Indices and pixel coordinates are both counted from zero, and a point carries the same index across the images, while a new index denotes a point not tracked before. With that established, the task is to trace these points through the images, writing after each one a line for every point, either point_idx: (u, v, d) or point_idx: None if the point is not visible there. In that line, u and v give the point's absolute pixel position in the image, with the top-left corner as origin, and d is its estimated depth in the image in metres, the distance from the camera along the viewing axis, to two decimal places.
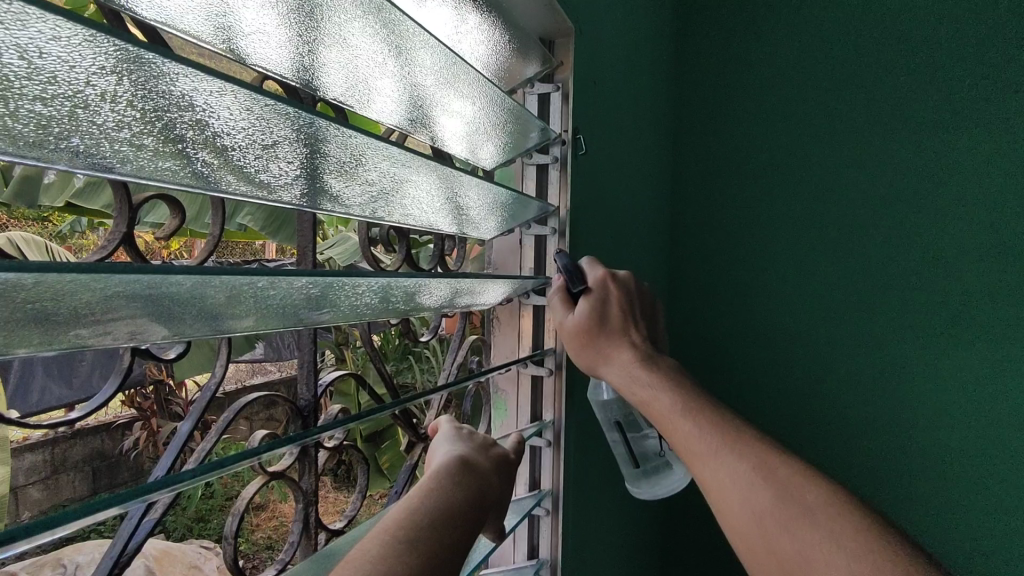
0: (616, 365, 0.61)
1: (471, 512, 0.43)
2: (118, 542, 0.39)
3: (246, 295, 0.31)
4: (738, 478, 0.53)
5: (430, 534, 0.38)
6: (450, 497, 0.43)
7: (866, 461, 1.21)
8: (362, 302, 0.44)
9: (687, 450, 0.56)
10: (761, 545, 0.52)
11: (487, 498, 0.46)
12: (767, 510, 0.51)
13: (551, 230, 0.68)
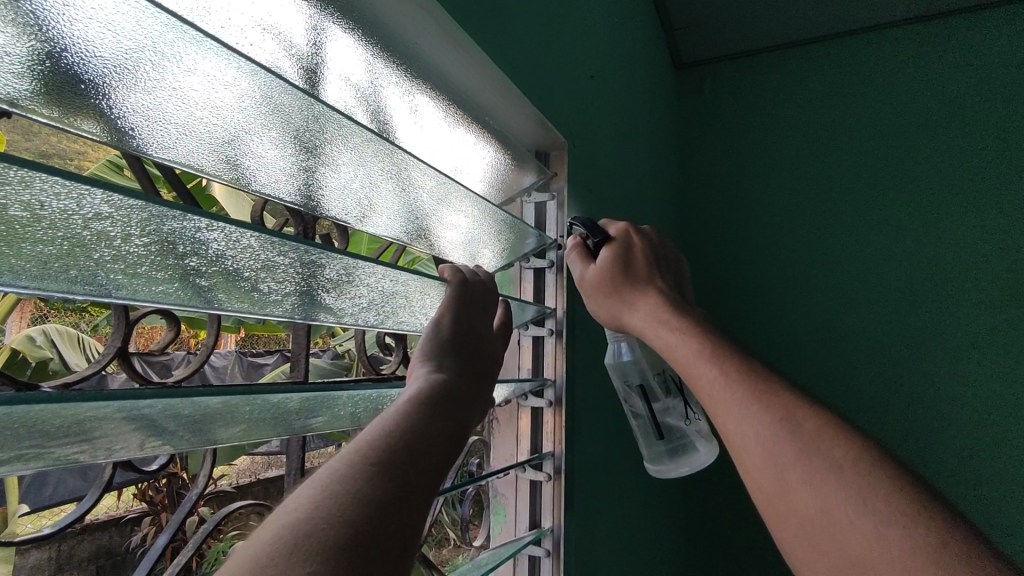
0: (637, 313, 0.61)
1: (431, 438, 0.36)
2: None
3: (226, 411, 0.32)
4: (761, 428, 0.48)
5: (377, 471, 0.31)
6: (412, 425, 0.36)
7: None
8: (352, 412, 0.44)
9: (710, 395, 0.52)
10: (784, 506, 0.46)
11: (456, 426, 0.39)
12: (791, 463, 0.45)
13: (548, 331, 0.69)
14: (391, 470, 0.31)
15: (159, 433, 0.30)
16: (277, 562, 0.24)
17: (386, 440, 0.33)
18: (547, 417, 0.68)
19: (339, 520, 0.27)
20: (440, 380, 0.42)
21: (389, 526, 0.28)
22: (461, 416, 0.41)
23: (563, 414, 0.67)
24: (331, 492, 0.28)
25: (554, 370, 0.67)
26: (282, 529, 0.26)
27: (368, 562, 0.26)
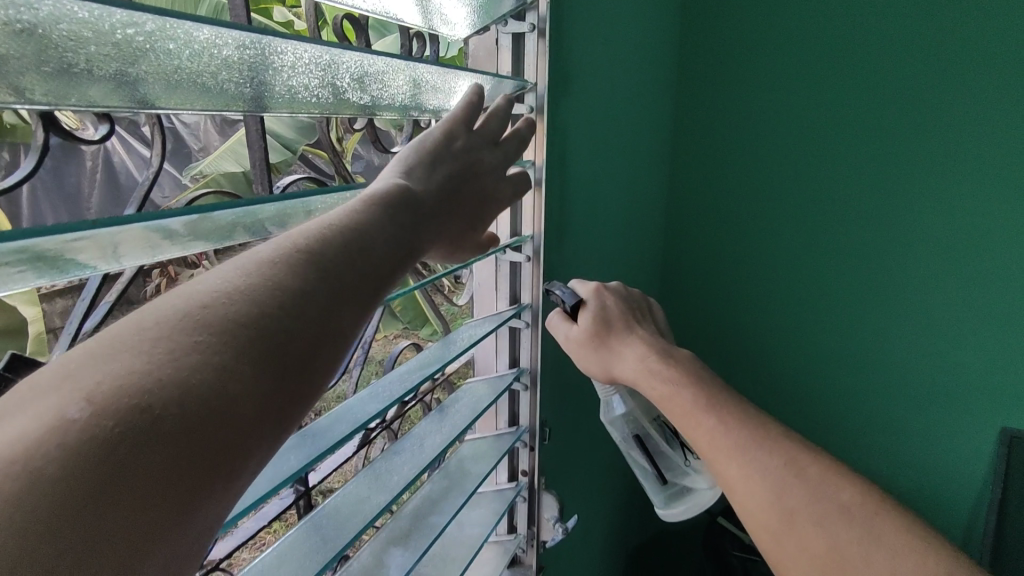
0: (627, 363, 0.64)
1: (381, 244, 0.36)
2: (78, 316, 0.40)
3: (141, 45, 0.27)
4: (766, 474, 0.53)
5: (305, 259, 0.31)
6: (364, 224, 0.36)
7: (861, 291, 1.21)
8: (305, 89, 0.38)
9: (709, 448, 0.57)
10: (786, 540, 0.51)
11: (416, 233, 0.39)
12: (798, 507, 0.51)
13: (530, 27, 0.60)
14: (326, 265, 0.32)
15: (65, 67, 0.26)
16: (170, 335, 0.26)
17: (324, 232, 0.33)
18: (529, 125, 0.64)
19: (248, 312, 0.28)
20: (395, 185, 0.41)
21: (309, 323, 0.30)
22: (418, 225, 0.40)
23: (545, 121, 0.63)
24: (245, 276, 0.29)
25: (537, 73, 0.61)
26: (187, 307, 0.28)
27: (268, 364, 0.28)
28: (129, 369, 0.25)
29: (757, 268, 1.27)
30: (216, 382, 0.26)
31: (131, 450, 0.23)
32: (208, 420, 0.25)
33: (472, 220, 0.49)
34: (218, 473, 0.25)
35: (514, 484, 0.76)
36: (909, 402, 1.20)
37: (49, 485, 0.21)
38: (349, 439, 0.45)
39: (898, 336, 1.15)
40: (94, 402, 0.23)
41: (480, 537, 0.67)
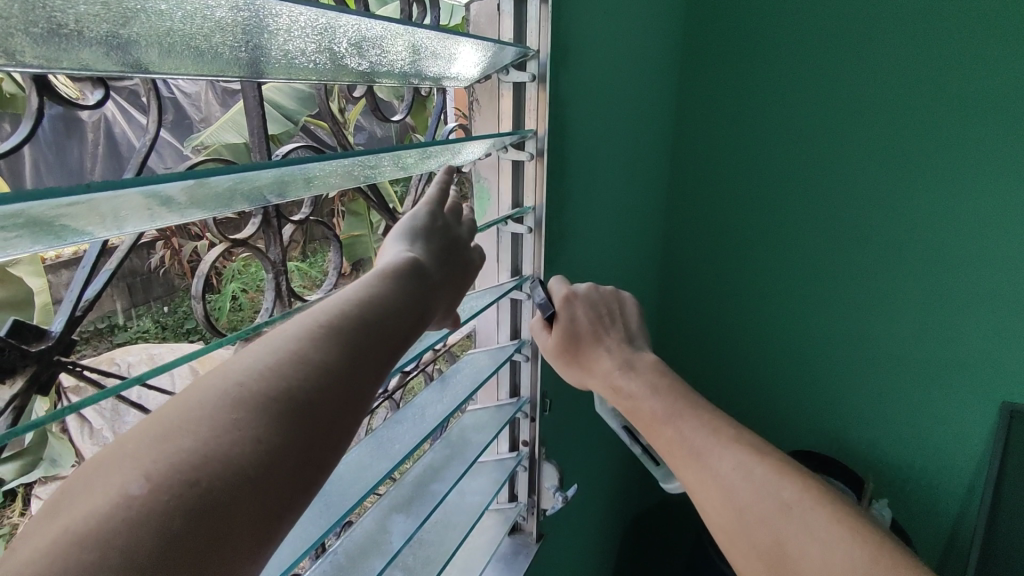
0: (596, 379, 0.66)
1: (394, 315, 0.41)
2: (76, 285, 0.39)
3: (133, 7, 0.27)
4: (715, 475, 0.56)
5: (326, 335, 0.36)
6: (379, 298, 0.41)
7: (863, 264, 1.21)
8: (301, 51, 0.38)
9: (670, 453, 0.60)
10: (736, 535, 0.54)
11: (423, 301, 0.45)
12: (742, 503, 0.54)
13: None
14: (344, 337, 0.37)
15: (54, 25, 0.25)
16: (210, 414, 0.31)
17: (341, 306, 0.39)
18: (531, 95, 0.63)
19: (277, 388, 0.33)
20: (405, 258, 0.47)
21: (333, 399, 0.35)
22: (426, 293, 0.46)
23: (547, 91, 0.61)
24: (274, 354, 0.34)
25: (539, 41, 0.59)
26: (225, 387, 0.32)
27: (298, 434, 0.32)
28: (178, 448, 0.29)
29: (757, 237, 1.30)
30: (254, 454, 0.30)
31: (185, 519, 0.27)
32: (248, 490, 0.29)
33: (468, 275, 0.54)
34: (258, 538, 0.29)
35: (515, 454, 0.77)
36: (897, 366, 1.26)
37: (121, 557, 0.24)
38: None
39: (899, 301, 1.21)
40: (151, 479, 0.27)
41: (481, 505, 0.68)
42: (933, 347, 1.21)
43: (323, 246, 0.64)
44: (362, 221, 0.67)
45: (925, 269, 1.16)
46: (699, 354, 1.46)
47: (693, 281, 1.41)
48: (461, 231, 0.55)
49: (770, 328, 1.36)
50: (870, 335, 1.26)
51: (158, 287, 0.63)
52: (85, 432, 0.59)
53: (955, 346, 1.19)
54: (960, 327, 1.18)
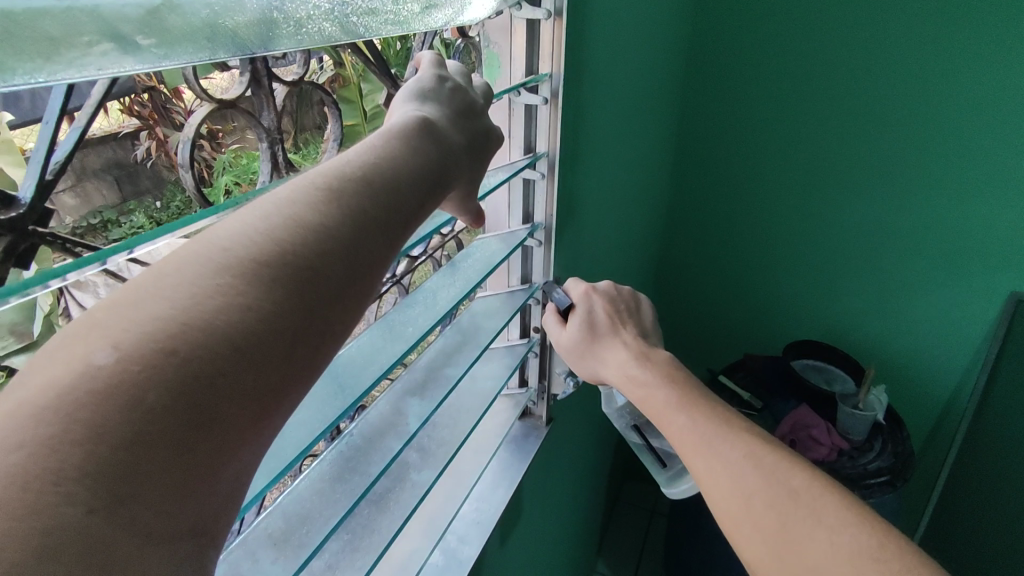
0: (612, 368, 0.66)
1: (402, 181, 0.37)
2: (42, 146, 0.34)
3: None
4: (727, 460, 0.55)
5: (323, 198, 0.33)
6: (385, 162, 0.37)
7: (887, 156, 1.16)
8: None
9: (679, 441, 0.59)
10: (745, 521, 0.52)
11: (437, 170, 0.40)
12: (752, 490, 0.52)
13: None
14: (344, 201, 0.33)
15: None
16: (192, 279, 0.28)
17: (339, 166, 0.34)
18: None
19: (267, 254, 0.29)
20: (414, 117, 0.41)
21: (336, 270, 0.31)
22: (439, 157, 0.41)
23: None
24: (266, 215, 0.31)
25: None
26: (207, 252, 0.29)
27: (294, 304, 0.29)
28: (155, 313, 0.26)
29: (776, 127, 1.22)
30: (242, 323, 0.27)
31: (162, 392, 0.25)
32: (239, 363, 0.27)
33: (485, 145, 0.48)
34: (254, 413, 0.28)
35: (526, 341, 0.76)
36: (907, 261, 1.24)
37: (88, 430, 0.23)
38: None
39: (922, 192, 1.16)
40: (121, 347, 0.25)
41: (494, 390, 0.68)
42: (952, 235, 1.18)
43: (317, 136, 0.53)
44: (355, 109, 0.56)
45: (952, 161, 1.11)
46: (705, 250, 1.42)
47: (707, 175, 1.33)
48: (474, 95, 0.49)
49: (781, 224, 1.31)
50: (889, 223, 1.21)
51: (147, 180, 0.40)
52: None
53: (971, 241, 1.17)
54: (980, 224, 1.14)
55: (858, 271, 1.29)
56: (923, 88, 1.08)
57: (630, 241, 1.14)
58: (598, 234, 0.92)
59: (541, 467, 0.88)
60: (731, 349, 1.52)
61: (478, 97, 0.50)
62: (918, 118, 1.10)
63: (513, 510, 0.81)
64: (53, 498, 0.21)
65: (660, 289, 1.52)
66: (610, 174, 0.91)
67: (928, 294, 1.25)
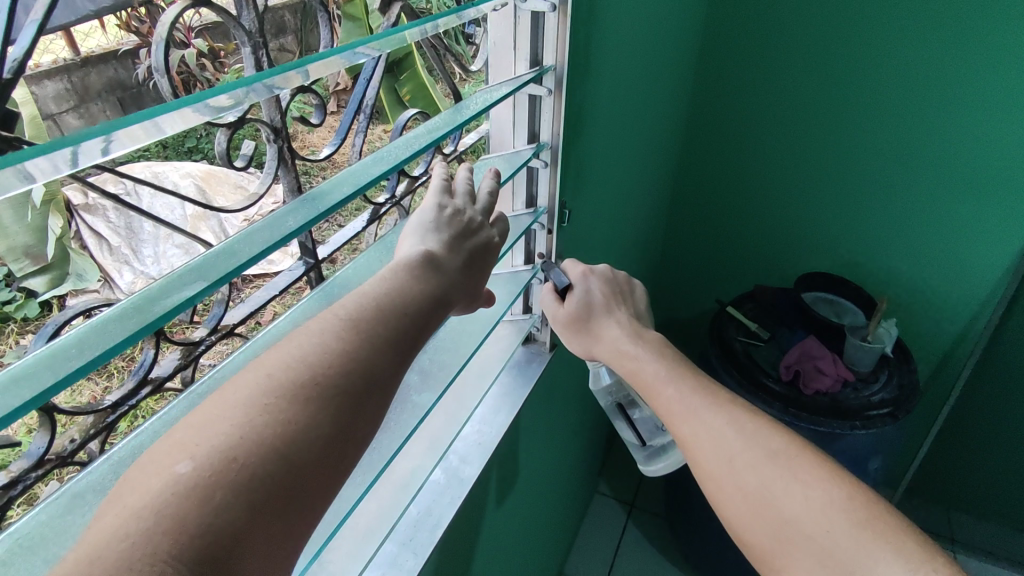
0: (603, 345, 0.67)
1: (413, 311, 0.41)
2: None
3: None
4: (711, 429, 0.58)
5: (346, 325, 0.37)
6: (397, 289, 0.41)
7: (916, 88, 1.11)
8: None
9: (667, 413, 0.61)
10: (729, 484, 0.56)
11: (443, 295, 0.45)
12: (733, 455, 0.56)
13: None
14: (364, 326, 0.38)
15: None
16: (247, 403, 0.32)
17: (361, 298, 0.39)
18: None
19: (304, 374, 0.34)
20: (420, 249, 0.46)
21: (359, 394, 0.36)
22: (444, 283, 0.45)
23: None
24: (304, 342, 0.35)
25: None
26: (257, 379, 0.33)
27: (324, 421, 0.33)
28: (220, 432, 0.30)
29: (802, 53, 1.16)
30: (284, 435, 0.32)
31: (226, 492, 0.29)
32: (282, 468, 0.31)
33: (484, 261, 0.51)
34: (288, 519, 0.31)
35: (530, 267, 0.75)
36: (926, 202, 1.21)
37: (171, 521, 0.27)
38: (353, 202, 0.40)
39: (949, 127, 1.12)
40: (195, 457, 0.29)
41: (497, 314, 0.67)
42: (982, 165, 1.13)
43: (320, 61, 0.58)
44: (361, 26, 0.54)
45: (983, 94, 1.08)
46: (719, 183, 1.37)
47: (729, 103, 1.27)
48: (473, 212, 0.52)
49: (801, 158, 1.27)
50: (916, 154, 1.17)
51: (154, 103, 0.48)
52: None
53: (994, 181, 1.14)
54: (1006, 162, 1.12)
55: (874, 210, 1.26)
56: (964, 12, 1.02)
57: (642, 171, 1.11)
58: (609, 165, 0.90)
59: (543, 394, 0.90)
60: (741, 280, 1.49)
61: (479, 214, 0.53)
62: (954, 46, 1.05)
63: (515, 434, 0.82)
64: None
65: (670, 221, 1.47)
66: (625, 102, 0.87)
67: (951, 228, 1.21)
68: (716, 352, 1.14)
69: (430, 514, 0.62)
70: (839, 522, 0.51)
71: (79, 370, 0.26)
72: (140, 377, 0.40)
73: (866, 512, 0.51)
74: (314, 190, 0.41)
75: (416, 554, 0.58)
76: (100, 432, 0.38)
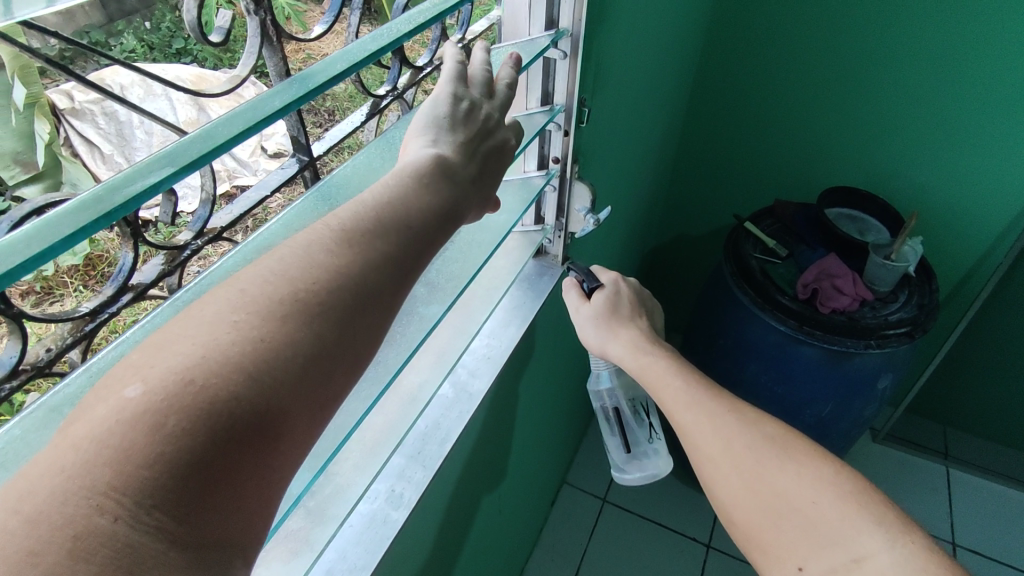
0: (620, 343, 0.64)
1: (418, 227, 0.37)
2: None
3: None
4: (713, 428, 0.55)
5: (336, 237, 0.33)
6: (400, 198, 0.37)
7: None
8: None
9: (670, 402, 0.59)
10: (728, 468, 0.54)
11: (455, 211, 0.40)
12: (734, 435, 0.54)
13: None
14: (355, 238, 0.34)
15: None
16: (219, 319, 0.28)
17: (357, 208, 0.35)
18: None
19: (280, 290, 0.30)
20: (428, 153, 0.41)
21: (350, 311, 0.32)
22: (456, 194, 0.40)
23: None
24: (285, 253, 0.32)
25: None
26: (228, 299, 0.29)
27: (305, 336, 0.30)
28: (179, 354, 0.27)
29: None
30: (255, 355, 0.28)
31: (181, 417, 0.25)
32: (250, 389, 0.27)
33: (496, 164, 0.46)
34: (261, 446, 0.27)
35: (543, 173, 0.69)
36: (959, 122, 1.13)
37: (116, 452, 0.24)
38: (347, 81, 0.35)
39: (998, 39, 1.03)
40: (148, 381, 0.26)
41: (509, 222, 0.62)
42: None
43: None
44: None
45: None
46: (743, 92, 1.27)
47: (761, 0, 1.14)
48: (489, 108, 0.46)
49: (832, 68, 1.17)
50: (958, 68, 1.08)
51: None
52: (97, 156, 0.46)
53: None
54: None
55: (905, 127, 1.19)
56: None
57: (663, 75, 1.02)
58: (629, 70, 0.82)
59: (550, 313, 0.87)
60: (760, 195, 1.42)
61: (495, 109, 0.47)
62: None
63: (523, 348, 0.80)
64: (87, 511, 0.22)
65: (687, 132, 1.39)
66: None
67: (991, 141, 1.13)
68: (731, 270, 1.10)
69: (438, 428, 0.60)
70: (827, 494, 0.49)
71: (19, 265, 0.22)
72: (120, 283, 0.36)
73: (850, 485, 0.49)
74: (307, 70, 0.35)
75: (425, 466, 0.57)
76: (79, 341, 0.35)
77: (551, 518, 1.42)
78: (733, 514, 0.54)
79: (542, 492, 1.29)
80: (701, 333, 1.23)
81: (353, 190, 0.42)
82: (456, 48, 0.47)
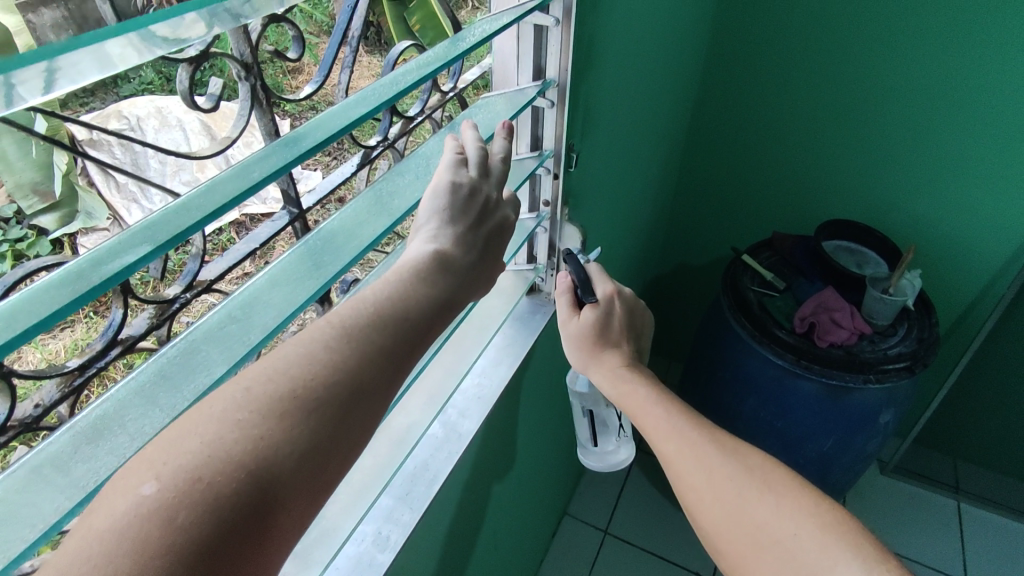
0: (602, 372, 0.63)
1: (415, 323, 0.38)
2: None
3: None
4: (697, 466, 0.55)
5: (337, 335, 0.35)
6: (399, 295, 0.39)
7: (957, 26, 1.02)
8: None
9: (653, 431, 0.59)
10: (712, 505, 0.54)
11: (450, 302, 0.41)
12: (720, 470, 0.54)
13: None
14: (355, 336, 0.35)
15: None
16: (226, 416, 0.30)
17: (358, 307, 0.37)
18: None
19: (283, 388, 0.32)
20: (428, 249, 0.43)
21: (348, 408, 0.33)
22: (453, 286, 0.42)
23: None
24: (289, 350, 0.33)
25: None
26: (234, 394, 0.31)
27: (303, 432, 0.31)
28: (187, 450, 0.28)
29: None
30: (258, 451, 0.29)
31: (191, 512, 0.26)
32: (252, 484, 0.29)
33: (498, 243, 0.48)
34: (261, 542, 0.29)
35: (534, 215, 0.70)
36: (954, 152, 1.14)
37: (131, 546, 0.25)
38: (329, 145, 0.36)
39: (988, 70, 1.04)
40: (160, 477, 0.27)
41: None
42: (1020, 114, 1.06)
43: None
44: None
45: None
46: (739, 124, 1.29)
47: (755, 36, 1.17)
48: (489, 188, 0.47)
49: (826, 99, 1.19)
50: (950, 98, 1.09)
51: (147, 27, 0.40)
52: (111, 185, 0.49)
53: None
54: None
55: (902, 158, 1.19)
56: None
57: (657, 109, 1.04)
58: (621, 108, 0.84)
59: (545, 349, 0.87)
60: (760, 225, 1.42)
61: (493, 188, 0.48)
62: None
63: (517, 384, 0.81)
64: None
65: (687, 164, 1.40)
66: (641, 39, 0.81)
67: (987, 170, 1.13)
68: (729, 303, 1.10)
69: (427, 469, 0.61)
70: (805, 525, 0.49)
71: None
72: (108, 338, 0.37)
73: (827, 516, 0.49)
74: (295, 128, 0.38)
75: (413, 508, 0.57)
76: (67, 395, 0.36)
77: (551, 551, 1.40)
78: (721, 551, 0.54)
79: (542, 525, 1.28)
80: (701, 366, 1.23)
81: (338, 240, 0.42)
82: (474, 136, 0.48)
